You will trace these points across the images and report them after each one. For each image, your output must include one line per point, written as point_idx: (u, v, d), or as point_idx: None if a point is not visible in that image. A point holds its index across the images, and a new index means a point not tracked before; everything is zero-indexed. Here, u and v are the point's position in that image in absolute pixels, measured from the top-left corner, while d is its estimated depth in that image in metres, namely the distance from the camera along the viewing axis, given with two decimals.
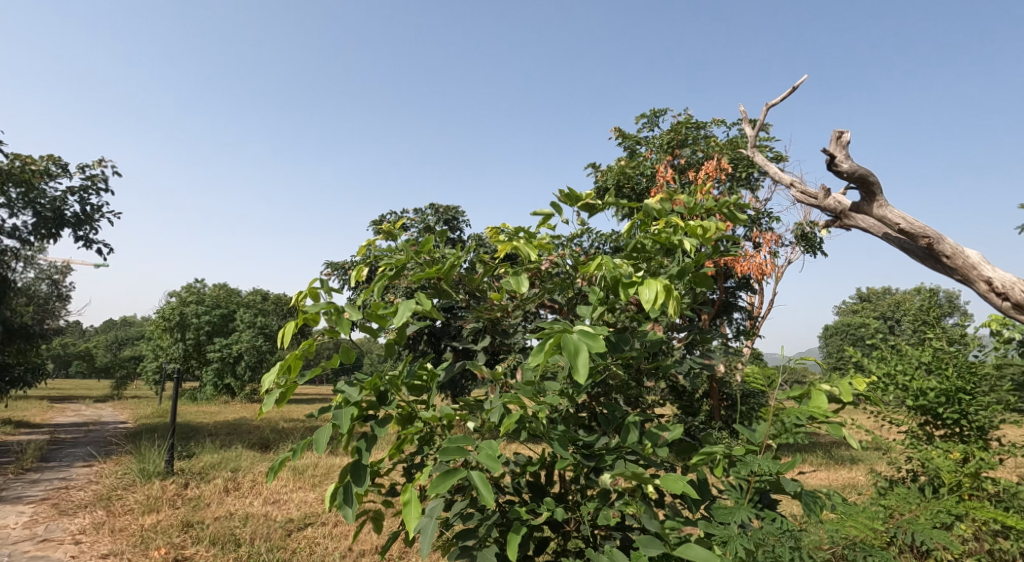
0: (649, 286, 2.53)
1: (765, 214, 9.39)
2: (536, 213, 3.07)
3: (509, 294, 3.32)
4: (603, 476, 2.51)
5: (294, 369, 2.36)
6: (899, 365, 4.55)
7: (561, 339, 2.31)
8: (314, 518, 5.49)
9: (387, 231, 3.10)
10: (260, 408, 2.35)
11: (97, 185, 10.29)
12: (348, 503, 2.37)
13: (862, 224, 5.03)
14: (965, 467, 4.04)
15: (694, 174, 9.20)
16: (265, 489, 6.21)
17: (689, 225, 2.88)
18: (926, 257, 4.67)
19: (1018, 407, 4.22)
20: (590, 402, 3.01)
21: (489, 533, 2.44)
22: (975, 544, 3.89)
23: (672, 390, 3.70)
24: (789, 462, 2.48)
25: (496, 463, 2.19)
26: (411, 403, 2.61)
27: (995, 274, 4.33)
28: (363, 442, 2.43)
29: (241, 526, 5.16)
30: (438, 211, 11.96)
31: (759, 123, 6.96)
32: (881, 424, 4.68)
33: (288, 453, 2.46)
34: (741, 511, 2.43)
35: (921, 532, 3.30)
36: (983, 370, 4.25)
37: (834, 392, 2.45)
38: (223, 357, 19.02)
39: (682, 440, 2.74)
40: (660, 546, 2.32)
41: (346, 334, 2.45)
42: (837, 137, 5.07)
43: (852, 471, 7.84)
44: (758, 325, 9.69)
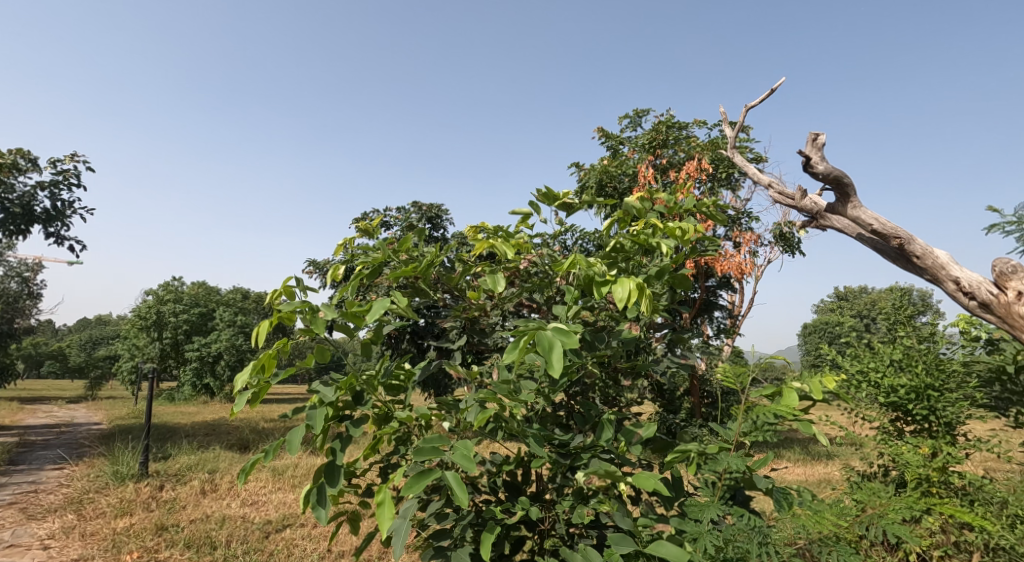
0: (622, 284, 2.55)
1: (745, 214, 9.52)
2: (515, 211, 3.08)
3: (487, 294, 3.33)
4: (578, 475, 2.53)
5: (268, 369, 2.34)
6: (871, 362, 4.64)
7: (535, 336, 2.33)
8: (292, 519, 5.45)
9: (365, 228, 3.08)
10: (232, 409, 2.32)
11: (69, 181, 10.06)
12: (322, 504, 2.35)
13: (837, 225, 5.14)
14: (933, 461, 4.13)
15: (675, 174, 9.30)
16: (243, 490, 6.15)
17: (667, 226, 2.91)
18: (897, 257, 4.79)
19: (984, 404, 4.32)
20: (568, 401, 3.03)
21: (464, 533, 2.45)
22: (942, 536, 3.98)
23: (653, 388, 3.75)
24: (761, 459, 2.52)
25: (471, 463, 2.19)
26: (387, 403, 2.61)
27: (963, 274, 4.45)
28: (338, 442, 2.41)
29: (217, 528, 5.10)
30: (420, 209, 11.92)
31: (739, 124, 7.06)
32: (854, 421, 4.75)
33: (261, 453, 2.44)
34: (711, 508, 2.47)
35: (887, 527, 3.40)
36: (950, 367, 4.34)
37: (804, 390, 2.50)
38: (201, 356, 18.77)
39: (658, 437, 2.77)
40: (631, 544, 2.35)
41: (321, 333, 2.43)
42: (813, 139, 5.18)
43: (827, 466, 7.98)
44: (738, 324, 9.83)
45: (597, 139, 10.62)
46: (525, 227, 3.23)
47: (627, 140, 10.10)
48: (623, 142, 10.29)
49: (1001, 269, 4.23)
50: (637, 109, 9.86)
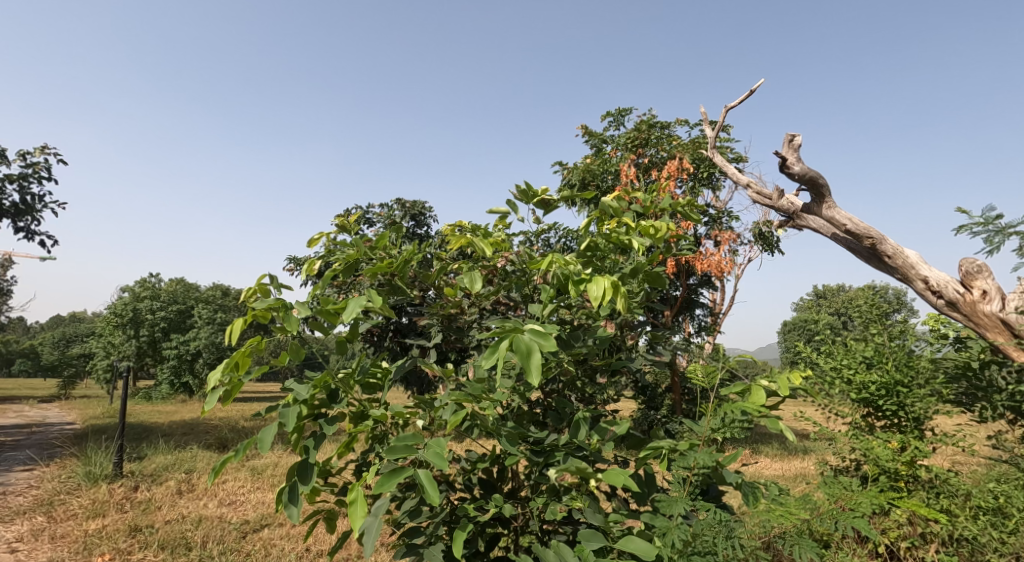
0: (597, 283, 2.57)
1: (726, 214, 9.64)
2: (492, 210, 3.10)
3: (464, 292, 3.33)
4: (551, 472, 2.55)
5: (241, 367, 2.33)
6: (844, 358, 4.68)
7: (514, 340, 2.34)
8: (271, 518, 5.42)
9: (343, 224, 3.06)
10: (203, 407, 2.30)
11: (39, 174, 9.84)
12: (293, 503, 2.34)
13: (813, 224, 5.28)
14: (902, 456, 4.22)
15: (657, 174, 9.39)
16: (221, 490, 6.09)
17: (641, 225, 2.95)
18: (870, 257, 4.96)
19: (952, 400, 4.42)
20: (544, 398, 3.06)
21: (438, 530, 2.48)
22: (909, 528, 4.08)
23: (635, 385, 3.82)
24: (730, 455, 2.54)
25: (443, 461, 2.20)
26: (363, 401, 2.60)
27: (932, 274, 4.61)
28: (311, 441, 2.42)
29: (192, 529, 5.04)
30: (403, 206, 11.88)
31: (718, 125, 7.13)
32: (828, 417, 4.80)
33: (231, 452, 2.43)
34: (680, 503, 2.52)
35: (845, 522, 3.47)
36: (918, 364, 4.43)
37: (772, 388, 2.57)
38: (180, 354, 18.48)
39: (632, 433, 2.80)
40: (601, 540, 2.38)
41: (296, 332, 2.42)
42: (790, 140, 5.27)
43: (804, 461, 8.12)
44: (719, 321, 9.95)
45: (580, 137, 10.67)
46: (502, 225, 3.25)
47: (610, 138, 10.17)
48: (606, 140, 10.35)
49: (966, 269, 4.48)
50: (620, 107, 9.93)
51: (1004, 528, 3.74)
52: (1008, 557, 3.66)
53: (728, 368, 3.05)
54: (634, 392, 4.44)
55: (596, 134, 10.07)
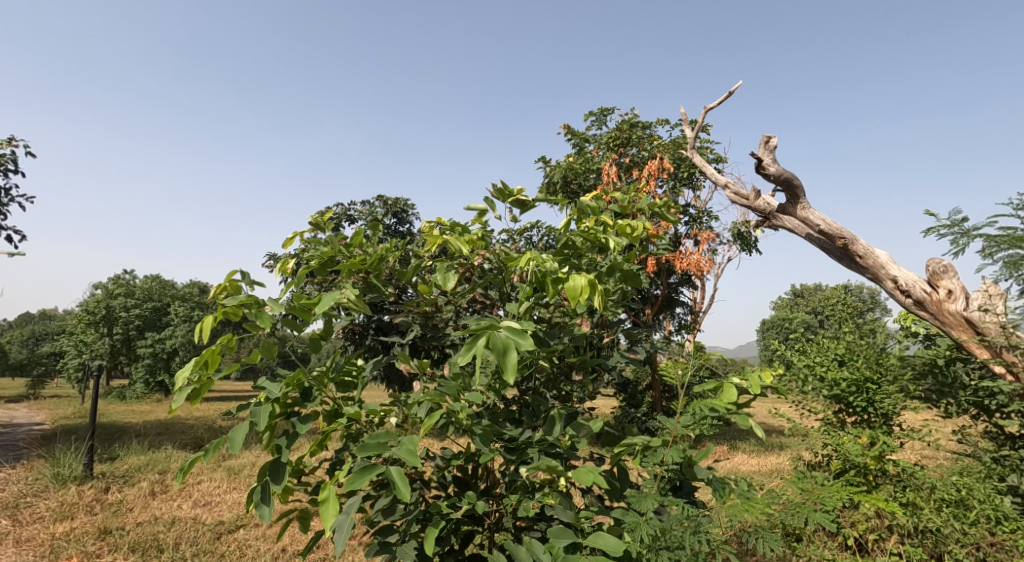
0: (575, 282, 2.59)
1: (705, 214, 9.75)
2: (469, 208, 3.09)
3: (441, 290, 3.31)
4: (523, 468, 2.56)
5: (211, 365, 2.29)
6: (817, 356, 4.78)
7: (490, 337, 2.34)
8: (246, 519, 5.34)
9: (317, 222, 3.02)
10: (171, 406, 2.26)
11: (8, 168, 9.59)
12: (265, 502, 2.33)
13: (788, 224, 5.38)
14: (871, 451, 4.31)
15: (638, 174, 9.46)
16: (195, 491, 5.99)
17: (618, 224, 2.97)
18: (842, 257, 5.07)
19: (919, 396, 4.52)
20: (520, 396, 3.06)
21: (410, 528, 2.48)
22: (877, 520, 4.16)
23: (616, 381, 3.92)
24: (702, 452, 2.60)
25: (415, 460, 2.20)
26: (337, 399, 2.58)
27: (901, 274, 4.71)
28: (284, 439, 2.39)
29: (165, 530, 4.96)
30: (385, 203, 11.81)
31: (698, 126, 7.19)
32: (801, 414, 4.90)
33: (201, 452, 2.40)
34: (648, 500, 2.56)
35: (805, 516, 3.54)
36: (888, 362, 4.50)
37: (743, 386, 2.61)
38: (155, 352, 18.13)
39: (606, 430, 2.83)
40: (571, 536, 2.40)
41: (268, 329, 2.38)
42: (766, 142, 5.34)
43: (780, 457, 8.24)
44: (699, 319, 10.07)
45: (562, 136, 10.71)
46: (480, 223, 3.24)
47: (592, 138, 10.22)
48: (588, 139, 10.40)
49: (934, 269, 4.54)
50: (602, 107, 9.99)
51: (965, 519, 3.83)
52: (968, 547, 3.76)
53: (708, 365, 3.08)
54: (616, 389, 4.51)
55: (578, 133, 10.12)
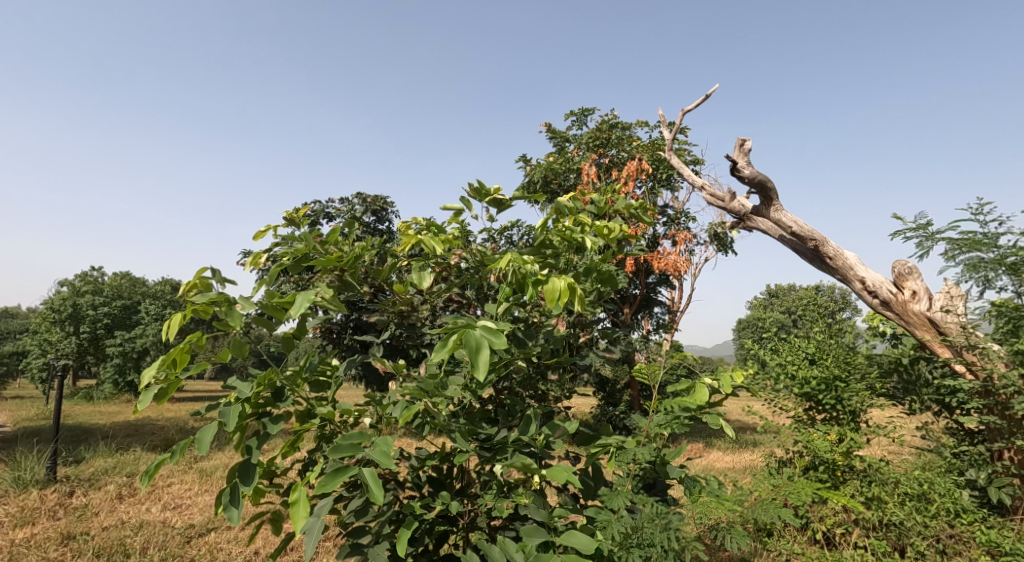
0: (553, 283, 2.59)
1: (683, 214, 9.85)
2: (446, 207, 3.07)
3: (416, 288, 3.27)
4: (498, 467, 2.56)
5: (179, 364, 2.24)
6: (789, 355, 4.85)
7: (464, 335, 2.33)
8: (217, 522, 5.24)
9: (291, 218, 2.95)
10: (136, 406, 2.20)
11: None
12: (234, 504, 2.28)
13: (761, 226, 5.52)
14: (839, 447, 4.37)
15: (617, 174, 9.51)
16: (165, 494, 5.86)
17: (595, 225, 2.98)
18: (814, 259, 5.28)
19: (886, 394, 4.61)
20: (496, 396, 3.05)
21: (383, 529, 2.46)
22: (844, 514, 4.22)
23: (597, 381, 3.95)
24: (675, 451, 2.64)
25: (389, 460, 2.18)
26: (311, 399, 2.53)
27: (868, 276, 4.94)
28: (254, 440, 2.35)
29: (132, 535, 4.84)
30: (364, 200, 11.71)
31: (675, 128, 7.26)
32: (774, 411, 4.96)
33: (167, 453, 2.35)
34: (620, 497, 2.57)
35: (762, 512, 3.54)
36: (856, 360, 4.59)
37: (715, 386, 2.63)
38: (125, 352, 17.56)
39: (582, 430, 2.84)
40: (544, 535, 2.41)
41: (238, 328, 2.33)
42: (740, 144, 5.42)
43: (754, 454, 8.36)
44: (677, 318, 10.17)
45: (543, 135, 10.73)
46: (458, 222, 3.22)
47: (573, 138, 10.26)
48: (569, 139, 10.43)
49: (900, 270, 4.81)
50: (583, 107, 10.03)
51: (927, 513, 3.94)
52: (930, 539, 3.83)
53: (684, 364, 3.11)
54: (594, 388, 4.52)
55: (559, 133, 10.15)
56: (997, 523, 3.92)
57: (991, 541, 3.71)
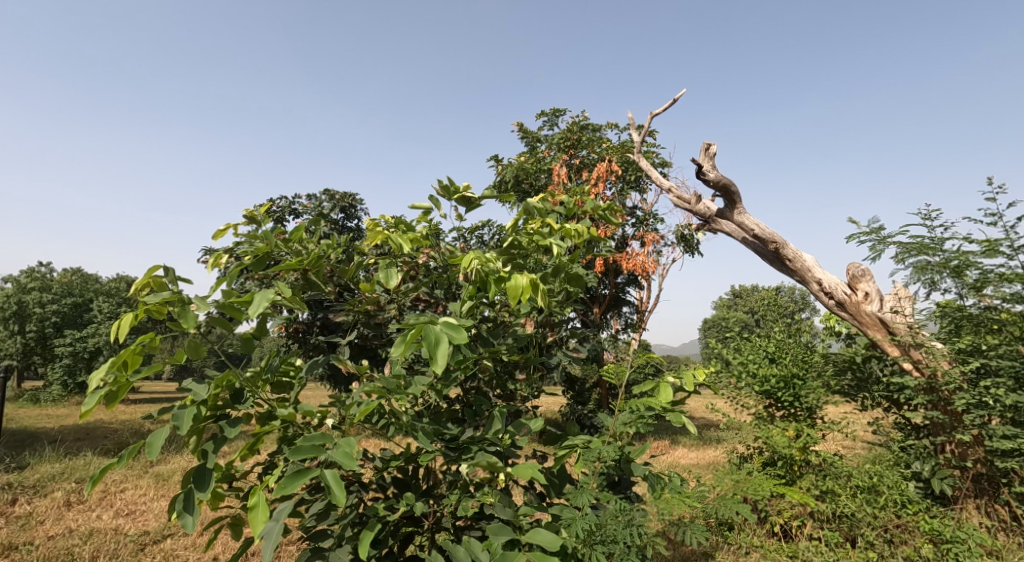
0: (516, 279, 2.61)
1: (652, 216, 10.01)
2: (414, 206, 3.06)
3: (383, 288, 3.24)
4: (463, 467, 2.56)
5: (129, 366, 2.18)
6: (750, 353, 4.97)
7: (424, 330, 2.33)
8: (173, 528, 5.10)
9: (251, 215, 2.89)
10: (83, 410, 2.13)
11: None
12: (189, 510, 2.23)
13: (725, 228, 5.66)
14: (796, 442, 4.48)
15: (587, 175, 9.60)
16: (118, 500, 5.68)
17: (563, 227, 3.01)
18: (774, 261, 5.44)
19: (841, 392, 4.77)
20: (463, 396, 3.05)
21: (345, 532, 2.44)
22: (800, 508, 4.32)
23: (567, 379, 4.00)
24: (639, 449, 2.69)
25: (351, 461, 2.17)
26: (271, 401, 2.49)
27: (825, 277, 5.12)
28: (211, 444, 2.30)
29: (81, 544, 4.68)
30: (332, 197, 11.56)
31: (644, 130, 7.36)
32: (735, 409, 5.06)
33: (116, 459, 2.28)
34: (584, 495, 2.60)
35: (725, 507, 3.62)
36: (812, 359, 4.75)
37: (677, 384, 2.68)
38: (76, 352, 16.91)
39: (549, 429, 2.86)
40: (509, 533, 2.42)
41: (192, 328, 2.27)
42: (705, 148, 5.53)
43: (717, 451, 8.53)
44: (644, 318, 10.29)
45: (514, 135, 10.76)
46: (426, 221, 3.21)
47: (544, 138, 10.32)
48: (539, 140, 10.49)
49: (853, 272, 5.01)
50: (554, 108, 10.09)
51: (876, 504, 4.10)
52: (879, 530, 4.00)
53: (651, 364, 3.16)
54: (564, 386, 4.56)
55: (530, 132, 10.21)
56: (940, 513, 4.10)
57: (934, 529, 3.90)
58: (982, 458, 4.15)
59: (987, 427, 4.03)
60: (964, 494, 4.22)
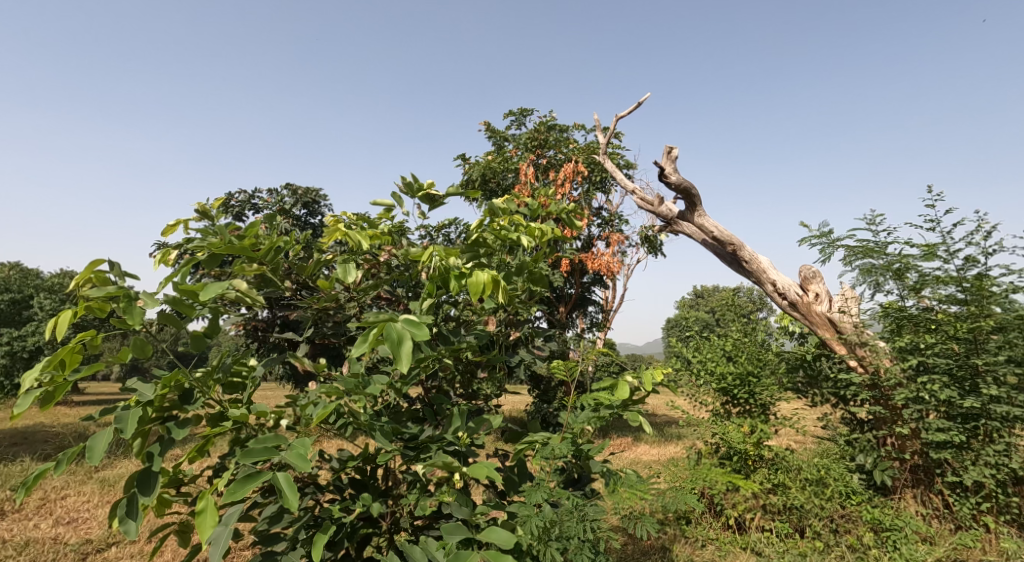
0: (478, 277, 2.61)
1: (617, 217, 10.17)
2: (376, 202, 3.04)
3: (343, 286, 3.20)
4: (421, 467, 2.56)
5: (68, 366, 2.11)
6: (708, 352, 5.05)
7: (386, 328, 2.32)
8: (118, 537, 4.94)
9: (203, 210, 2.82)
10: (16, 412, 2.06)
11: None
12: (132, 516, 2.17)
13: (686, 230, 5.79)
14: (751, 437, 4.58)
15: (554, 175, 9.68)
16: (58, 509, 5.46)
17: (528, 226, 3.03)
18: (732, 263, 5.60)
19: (794, 389, 4.91)
20: (423, 395, 3.05)
21: (298, 535, 2.42)
22: (753, 500, 4.40)
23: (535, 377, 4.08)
24: (599, 445, 2.74)
25: (305, 463, 2.14)
26: (222, 402, 2.44)
27: (779, 279, 5.30)
28: (157, 447, 2.25)
29: (16, 555, 4.49)
30: (294, 192, 11.37)
31: (609, 131, 7.46)
32: (694, 406, 5.16)
33: (53, 464, 2.20)
34: (539, 493, 2.61)
35: (680, 502, 3.71)
36: (767, 356, 4.87)
37: (636, 383, 2.72)
38: (15, 353, 16.15)
39: (510, 427, 2.90)
40: (464, 532, 2.43)
41: (138, 325, 2.21)
42: (668, 152, 5.64)
43: (676, 447, 8.69)
44: (609, 318, 10.42)
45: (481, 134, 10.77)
46: (388, 218, 3.19)
47: (511, 138, 10.36)
48: (507, 139, 10.53)
49: (805, 274, 5.18)
50: (522, 108, 10.16)
51: (823, 496, 4.24)
52: (825, 520, 4.18)
53: (616, 363, 3.22)
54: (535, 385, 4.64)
55: (499, 131, 10.25)
56: (880, 502, 4.28)
57: (876, 518, 4.08)
58: (920, 450, 4.37)
59: (924, 421, 4.20)
60: (902, 484, 4.41)
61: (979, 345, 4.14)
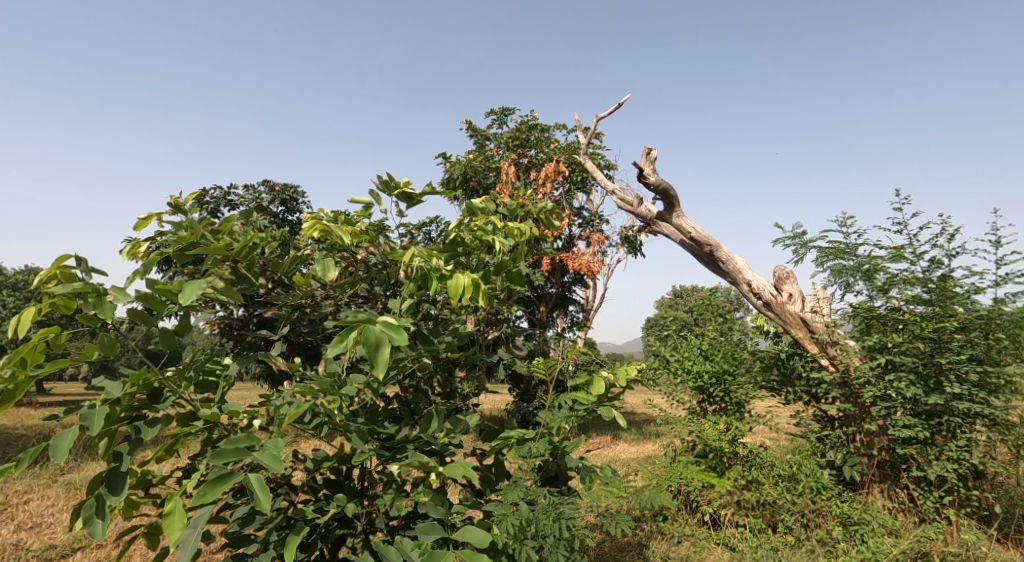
0: (456, 278, 2.62)
1: (597, 216, 10.22)
2: (353, 200, 3.02)
3: (319, 284, 3.18)
4: (396, 467, 2.57)
5: (29, 363, 2.07)
6: (684, 351, 5.10)
7: (363, 330, 2.31)
8: (85, 540, 4.84)
9: (176, 204, 2.77)
10: None
11: None
12: (99, 516, 2.14)
13: (664, 231, 5.85)
14: (726, 435, 4.63)
15: (535, 175, 9.70)
16: (22, 513, 5.33)
17: (506, 226, 3.04)
18: (709, 263, 5.69)
19: (768, 386, 5.00)
20: (399, 394, 3.05)
21: (270, 536, 2.40)
22: (728, 497, 4.46)
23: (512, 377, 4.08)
24: (575, 442, 2.76)
25: (277, 464, 2.13)
26: (194, 401, 2.41)
27: (754, 280, 5.40)
28: (125, 446, 2.22)
29: None
30: (272, 189, 11.24)
31: (590, 133, 7.54)
32: (671, 405, 5.20)
33: (16, 463, 2.17)
34: (515, 491, 2.63)
35: (656, 499, 3.75)
36: (743, 355, 4.93)
37: (611, 379, 2.75)
38: None
39: (487, 425, 2.91)
40: (439, 531, 2.44)
41: (108, 320, 2.18)
42: (647, 153, 5.69)
43: (654, 445, 8.78)
44: (590, 317, 10.49)
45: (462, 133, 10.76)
46: (365, 216, 3.18)
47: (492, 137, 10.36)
48: (488, 138, 10.53)
49: (779, 275, 5.29)
50: (502, 107, 10.16)
51: (794, 491, 4.33)
52: (797, 515, 4.27)
53: (593, 361, 3.25)
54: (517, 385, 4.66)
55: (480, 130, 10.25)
56: (850, 497, 4.37)
57: (844, 513, 4.16)
58: (886, 446, 4.45)
59: (891, 418, 4.30)
60: (870, 479, 4.51)
61: (943, 344, 4.24)
